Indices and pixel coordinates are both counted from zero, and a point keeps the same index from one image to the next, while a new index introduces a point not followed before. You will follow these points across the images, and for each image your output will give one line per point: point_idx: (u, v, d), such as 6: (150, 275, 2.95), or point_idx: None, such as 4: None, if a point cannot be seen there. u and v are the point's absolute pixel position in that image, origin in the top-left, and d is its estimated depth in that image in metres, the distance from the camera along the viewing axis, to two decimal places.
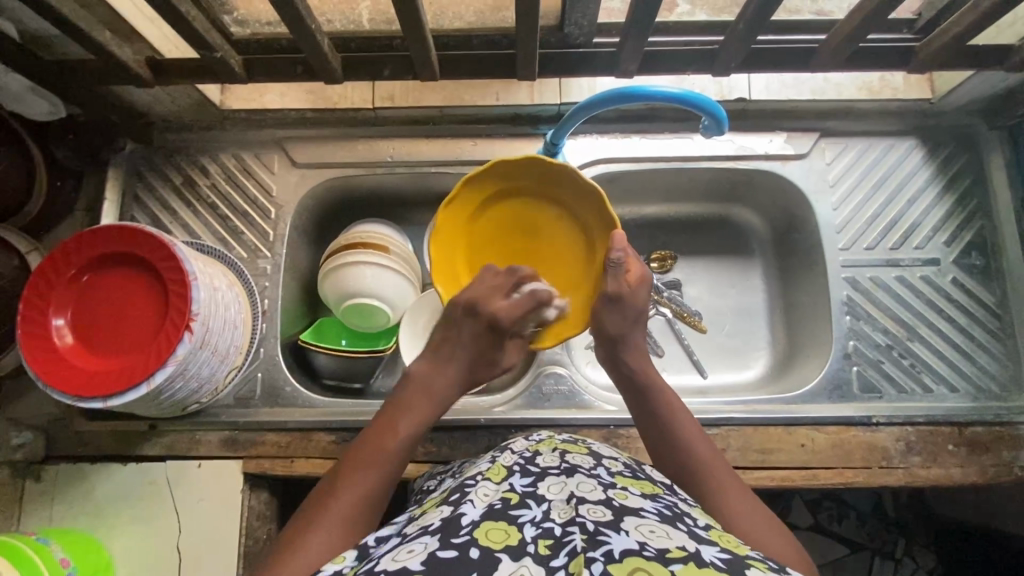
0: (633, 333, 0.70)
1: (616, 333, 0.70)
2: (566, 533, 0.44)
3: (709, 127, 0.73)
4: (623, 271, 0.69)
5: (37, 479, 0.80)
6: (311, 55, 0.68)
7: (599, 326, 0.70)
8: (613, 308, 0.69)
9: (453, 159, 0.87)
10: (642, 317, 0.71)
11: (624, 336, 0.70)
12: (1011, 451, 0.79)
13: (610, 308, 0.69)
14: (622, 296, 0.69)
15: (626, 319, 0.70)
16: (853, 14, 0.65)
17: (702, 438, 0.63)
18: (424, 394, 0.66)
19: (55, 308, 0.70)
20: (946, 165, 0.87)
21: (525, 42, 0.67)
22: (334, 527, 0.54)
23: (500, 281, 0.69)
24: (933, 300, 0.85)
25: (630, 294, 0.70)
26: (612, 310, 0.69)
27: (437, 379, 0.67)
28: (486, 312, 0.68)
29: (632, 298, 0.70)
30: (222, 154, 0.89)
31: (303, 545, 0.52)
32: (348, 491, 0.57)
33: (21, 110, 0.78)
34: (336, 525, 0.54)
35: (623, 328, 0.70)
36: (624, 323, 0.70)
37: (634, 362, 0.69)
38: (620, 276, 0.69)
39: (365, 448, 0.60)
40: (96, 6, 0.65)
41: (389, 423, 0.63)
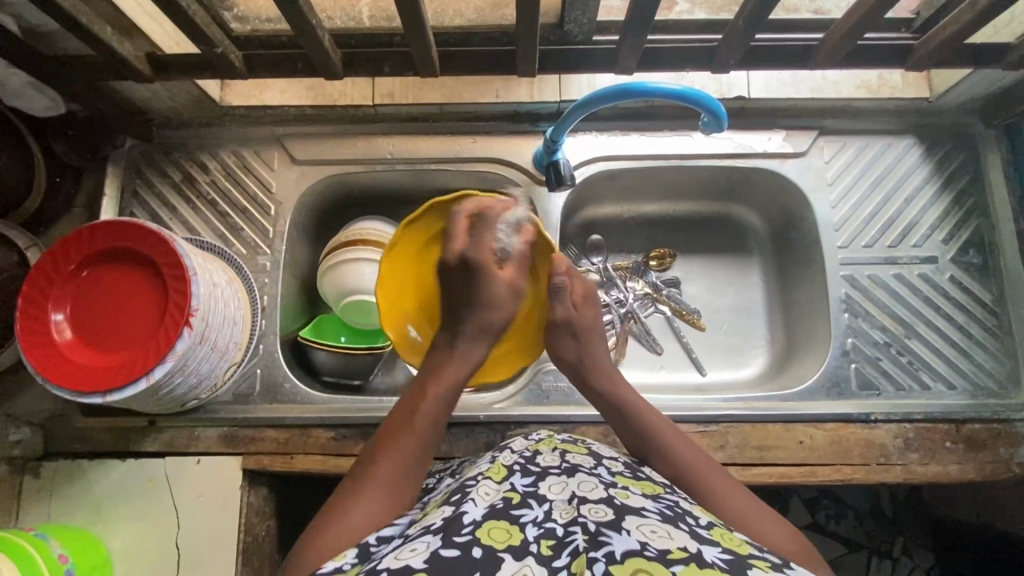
0: (592, 354, 0.71)
1: (576, 358, 0.71)
2: (568, 533, 0.44)
3: (708, 122, 0.73)
4: (568, 296, 0.71)
5: (35, 476, 0.80)
6: (311, 51, 0.68)
7: (557, 356, 0.72)
8: (562, 332, 0.71)
9: (452, 156, 0.88)
10: (596, 335, 0.72)
11: (585, 356, 0.71)
12: (1008, 448, 0.79)
13: (562, 336, 0.71)
14: (571, 320, 0.71)
15: (581, 340, 0.71)
16: (852, 12, 0.66)
17: (688, 443, 0.63)
18: (452, 359, 0.66)
19: (55, 304, 0.70)
20: (944, 164, 0.88)
21: (525, 39, 0.67)
22: (378, 492, 0.56)
23: (456, 222, 0.68)
24: (931, 297, 0.85)
25: (577, 315, 0.71)
26: (562, 334, 0.71)
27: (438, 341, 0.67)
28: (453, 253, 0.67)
29: (579, 317, 0.71)
30: (222, 150, 0.89)
31: (350, 511, 0.54)
32: (389, 459, 0.58)
33: (21, 106, 0.78)
34: (381, 491, 0.56)
35: (581, 351, 0.71)
36: (578, 347, 0.71)
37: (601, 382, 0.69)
38: (566, 301, 0.71)
39: (400, 417, 0.61)
40: (98, 1, 0.65)
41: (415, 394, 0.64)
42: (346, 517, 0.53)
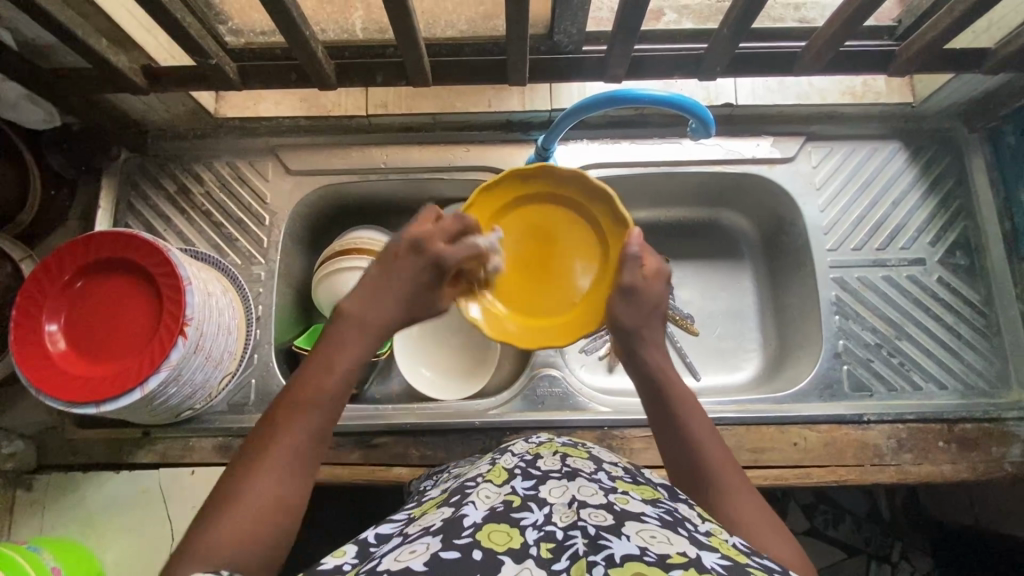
0: (648, 329, 0.66)
1: (633, 326, 0.66)
2: (568, 536, 0.44)
3: (697, 129, 0.74)
4: (640, 264, 0.67)
5: (28, 489, 0.79)
6: (305, 62, 0.69)
7: (614, 321, 0.66)
8: (626, 297, 0.66)
9: (445, 165, 0.89)
10: (657, 313, 0.67)
11: (643, 326, 0.66)
12: (1000, 447, 0.80)
13: (623, 304, 0.66)
14: (636, 287, 0.66)
15: (642, 310, 0.66)
16: (832, 20, 0.67)
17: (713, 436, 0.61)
18: (359, 330, 0.59)
19: (48, 314, 0.70)
20: (929, 167, 0.89)
21: (515, 49, 0.69)
22: (274, 471, 0.51)
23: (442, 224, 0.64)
24: (920, 299, 0.86)
25: (644, 286, 0.66)
26: (625, 301, 0.66)
27: (370, 312, 0.60)
28: (433, 250, 0.62)
29: (645, 289, 0.66)
30: (216, 162, 0.90)
31: (241, 492, 0.50)
32: (286, 435, 0.53)
33: (16, 119, 0.79)
34: (279, 468, 0.51)
35: (638, 321, 0.66)
36: (638, 316, 0.66)
37: (649, 355, 0.65)
38: (636, 270, 0.66)
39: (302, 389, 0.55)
40: (95, 15, 0.66)
41: (319, 366, 0.56)
42: (239, 498, 0.49)
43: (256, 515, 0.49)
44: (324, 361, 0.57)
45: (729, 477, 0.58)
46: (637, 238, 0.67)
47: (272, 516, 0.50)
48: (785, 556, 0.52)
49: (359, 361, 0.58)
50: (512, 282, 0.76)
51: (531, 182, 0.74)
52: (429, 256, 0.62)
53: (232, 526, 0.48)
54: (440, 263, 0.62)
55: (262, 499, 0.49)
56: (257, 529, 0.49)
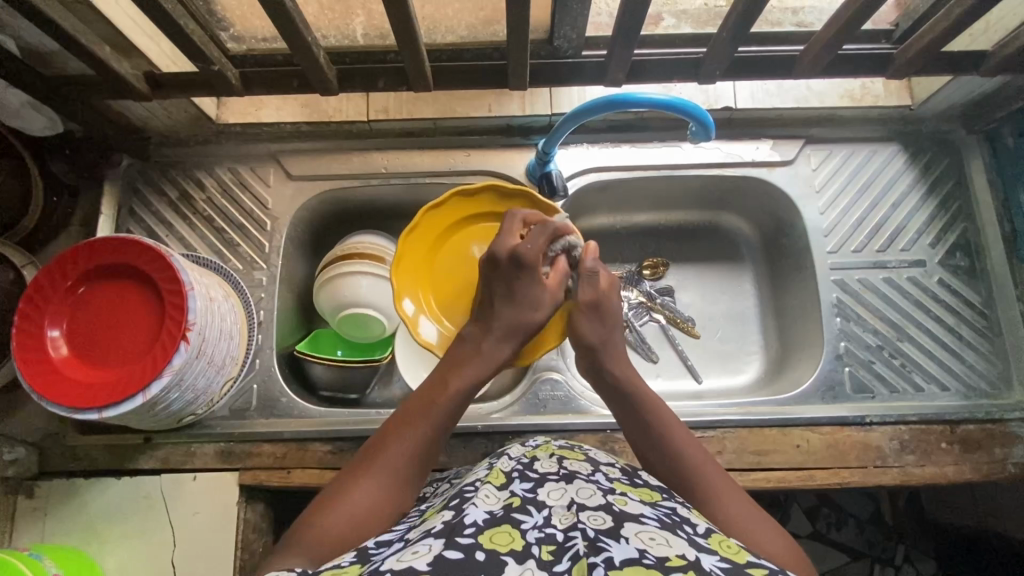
0: (613, 340, 0.67)
1: (598, 341, 0.66)
2: (569, 537, 0.44)
3: (696, 132, 0.74)
4: (596, 280, 0.67)
5: (29, 496, 0.79)
6: (307, 67, 0.69)
7: (578, 336, 0.67)
8: (590, 313, 0.66)
9: (446, 170, 0.89)
10: (619, 325, 0.68)
11: (606, 340, 0.67)
12: (1003, 448, 0.80)
13: (590, 317, 0.66)
14: (599, 302, 0.66)
15: (605, 323, 0.67)
16: (830, 23, 0.68)
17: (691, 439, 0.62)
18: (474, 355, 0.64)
19: (51, 320, 0.70)
20: (928, 169, 0.90)
21: (516, 54, 0.69)
22: (380, 475, 0.55)
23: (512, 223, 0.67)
24: (921, 301, 0.86)
25: (605, 299, 0.67)
26: (590, 316, 0.66)
27: (484, 341, 0.64)
28: (504, 249, 0.64)
29: (607, 300, 0.67)
30: (218, 168, 0.90)
31: (352, 489, 0.54)
32: (398, 443, 0.58)
33: (20, 125, 0.79)
34: (384, 474, 0.56)
35: (604, 335, 0.66)
36: (603, 328, 0.66)
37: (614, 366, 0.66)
38: (596, 285, 0.67)
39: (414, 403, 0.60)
40: (97, 22, 0.67)
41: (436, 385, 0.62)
42: (349, 495, 0.54)
43: (362, 515, 0.53)
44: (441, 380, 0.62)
45: (713, 477, 0.58)
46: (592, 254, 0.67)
47: (375, 517, 0.53)
48: (775, 549, 0.53)
49: (471, 387, 0.62)
50: (459, 293, 0.81)
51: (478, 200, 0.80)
52: (504, 256, 0.64)
53: (340, 519, 0.52)
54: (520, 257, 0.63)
55: (368, 500, 0.54)
56: (358, 528, 0.52)
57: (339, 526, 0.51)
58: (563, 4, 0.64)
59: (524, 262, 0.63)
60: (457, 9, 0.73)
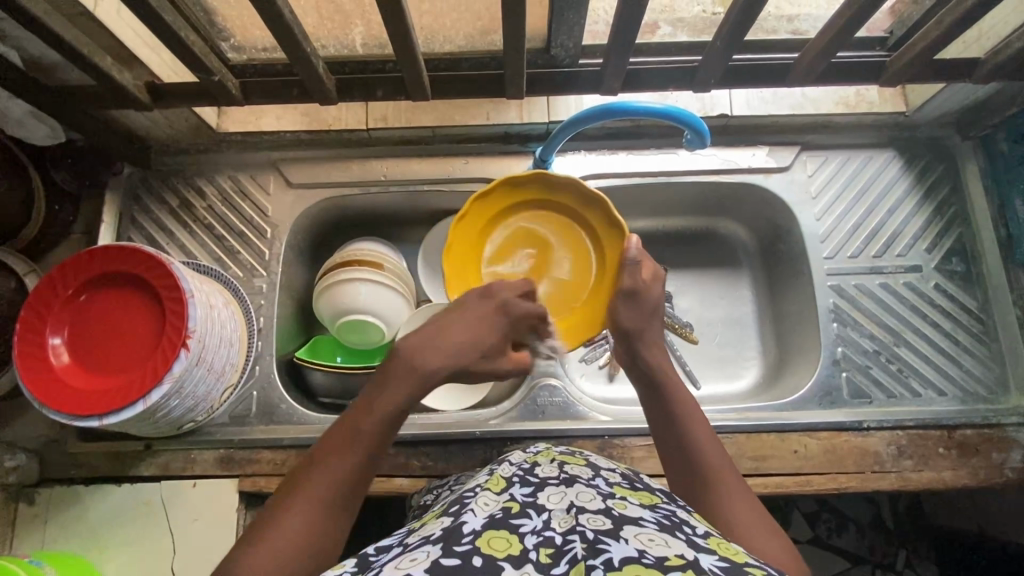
0: (649, 329, 0.68)
1: (634, 327, 0.67)
2: (567, 541, 0.44)
3: (691, 140, 0.75)
4: (640, 270, 0.69)
5: (30, 503, 0.79)
6: (306, 77, 0.70)
7: (615, 321, 0.68)
8: (629, 300, 0.68)
9: (445, 177, 0.90)
10: (656, 315, 0.69)
11: (643, 328, 0.67)
12: (1001, 453, 0.80)
13: (628, 303, 0.68)
14: (638, 291, 0.68)
15: (642, 311, 0.68)
16: (823, 32, 0.69)
17: (713, 439, 0.61)
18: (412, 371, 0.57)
19: (52, 328, 0.71)
20: (924, 175, 0.90)
21: (513, 63, 0.70)
22: (304, 510, 0.50)
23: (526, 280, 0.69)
24: (917, 306, 0.87)
25: (645, 290, 0.68)
26: (628, 304, 0.68)
27: (427, 356, 0.58)
28: (505, 295, 0.65)
29: (647, 291, 0.68)
30: (219, 176, 0.91)
31: (271, 529, 0.49)
32: (325, 473, 0.52)
33: (22, 135, 0.80)
34: (309, 509, 0.51)
35: (641, 323, 0.67)
36: (641, 318, 0.68)
37: (650, 354, 0.66)
38: (637, 273, 0.68)
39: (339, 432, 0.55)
40: (99, 34, 0.68)
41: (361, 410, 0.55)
42: (268, 535, 0.49)
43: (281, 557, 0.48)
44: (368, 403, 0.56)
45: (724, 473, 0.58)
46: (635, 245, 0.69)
47: (298, 560, 0.48)
48: (779, 556, 0.51)
49: (405, 403, 0.56)
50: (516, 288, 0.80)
51: (525, 187, 0.78)
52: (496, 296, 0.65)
53: (249, 568, 0.47)
54: (506, 308, 0.65)
55: (290, 540, 0.48)
56: (279, 573, 0.47)
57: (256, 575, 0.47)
58: (559, 15, 0.65)
59: (511, 314, 0.65)
60: (455, 19, 0.73)
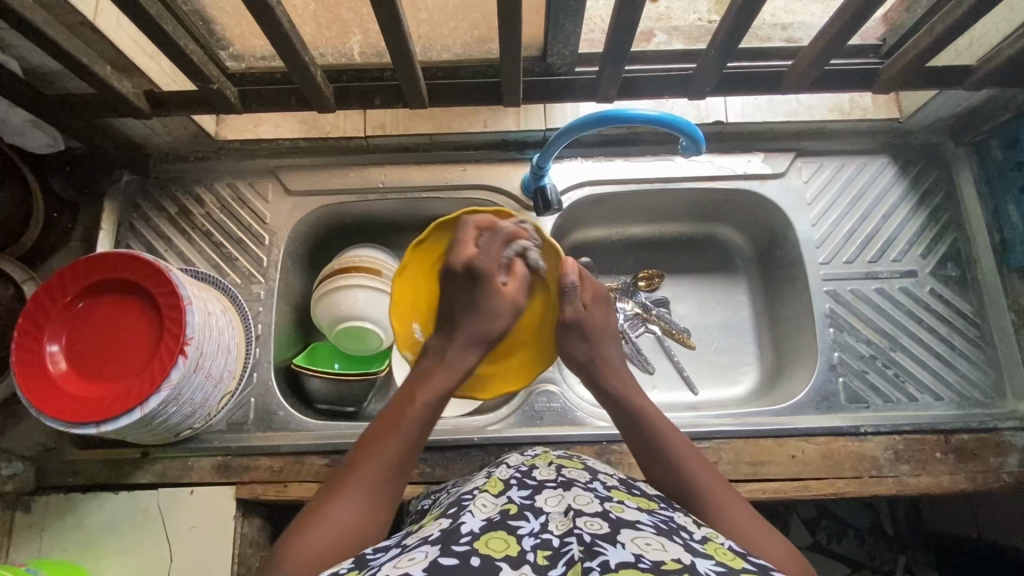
0: (601, 353, 0.69)
1: (586, 359, 0.69)
2: (564, 543, 0.44)
3: (686, 147, 0.76)
4: (578, 297, 0.69)
5: (26, 510, 0.79)
6: (304, 85, 0.71)
7: (569, 356, 0.70)
8: (573, 333, 0.69)
9: (442, 185, 0.90)
10: (607, 335, 0.71)
11: (595, 359, 0.69)
12: (998, 458, 0.80)
13: (571, 332, 0.69)
14: (580, 321, 0.69)
15: (591, 341, 0.69)
16: (816, 40, 0.69)
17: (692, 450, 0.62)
18: (440, 363, 0.63)
19: (50, 335, 0.71)
20: (918, 181, 0.91)
21: (510, 71, 0.71)
22: (354, 494, 0.54)
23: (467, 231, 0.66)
24: (913, 311, 0.87)
25: (586, 316, 0.70)
26: (570, 336, 0.69)
27: (452, 348, 0.64)
28: (459, 261, 0.64)
29: (589, 319, 0.70)
30: (217, 183, 0.91)
31: (325, 512, 0.53)
32: (371, 459, 0.56)
33: (21, 143, 0.80)
34: (359, 494, 0.54)
35: (592, 351, 0.69)
36: (591, 346, 0.69)
37: (610, 380, 0.68)
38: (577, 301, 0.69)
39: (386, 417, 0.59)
40: (99, 43, 0.68)
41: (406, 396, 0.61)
42: (323, 518, 0.52)
43: (335, 537, 0.51)
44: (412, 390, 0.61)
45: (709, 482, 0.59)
46: (572, 268, 0.69)
47: (350, 541, 0.52)
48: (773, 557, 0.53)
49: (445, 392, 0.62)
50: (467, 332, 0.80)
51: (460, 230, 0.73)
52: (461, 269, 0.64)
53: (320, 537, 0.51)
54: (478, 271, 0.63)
55: (342, 522, 0.52)
56: (334, 553, 0.50)
57: (314, 554, 0.50)
58: (555, 23, 0.65)
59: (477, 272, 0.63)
60: (452, 28, 0.74)
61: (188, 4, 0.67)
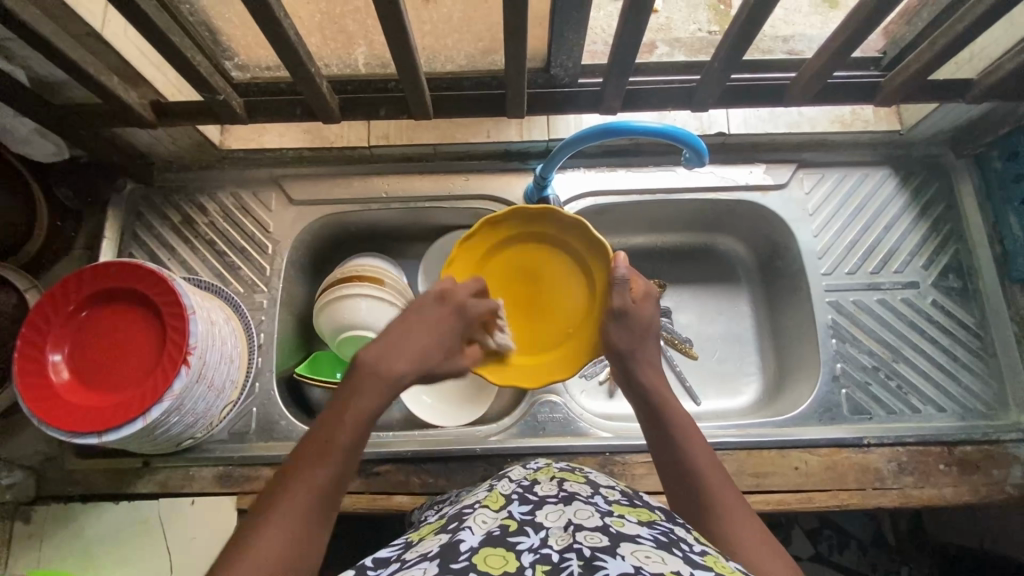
0: (642, 349, 0.70)
1: (628, 348, 0.69)
2: (563, 558, 0.44)
3: (690, 158, 0.76)
4: (629, 288, 0.70)
5: (26, 520, 0.79)
6: (309, 97, 0.71)
7: (608, 342, 0.71)
8: (620, 322, 0.70)
9: (446, 195, 0.91)
10: (651, 333, 0.71)
11: (637, 350, 0.70)
12: (1001, 469, 0.80)
13: (618, 325, 0.70)
14: (628, 310, 0.70)
15: (634, 333, 0.70)
16: (819, 54, 0.70)
17: (709, 452, 0.62)
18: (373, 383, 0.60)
19: (52, 344, 0.71)
20: (919, 192, 0.91)
21: (514, 83, 0.71)
22: (285, 523, 0.51)
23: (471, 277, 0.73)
24: (915, 322, 0.87)
25: (635, 309, 0.71)
26: (620, 325, 0.70)
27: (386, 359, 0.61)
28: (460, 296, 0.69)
29: (637, 312, 0.70)
30: (220, 192, 0.91)
31: (250, 545, 0.49)
32: (297, 484, 0.53)
33: (27, 151, 0.80)
34: (287, 519, 0.51)
35: (634, 344, 0.69)
36: (634, 337, 0.70)
37: (645, 376, 0.68)
38: (627, 293, 0.70)
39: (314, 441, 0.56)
40: (105, 54, 0.68)
41: (337, 414, 0.58)
42: (251, 549, 0.49)
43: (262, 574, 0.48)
44: (344, 407, 0.58)
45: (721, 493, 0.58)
46: (623, 263, 0.70)
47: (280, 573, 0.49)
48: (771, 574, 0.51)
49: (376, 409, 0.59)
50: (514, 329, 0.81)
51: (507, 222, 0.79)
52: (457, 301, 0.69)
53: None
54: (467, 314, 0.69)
55: (271, 552, 0.49)
56: None
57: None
58: (559, 35, 0.66)
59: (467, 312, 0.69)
60: (456, 40, 0.74)
61: (195, 15, 0.67)
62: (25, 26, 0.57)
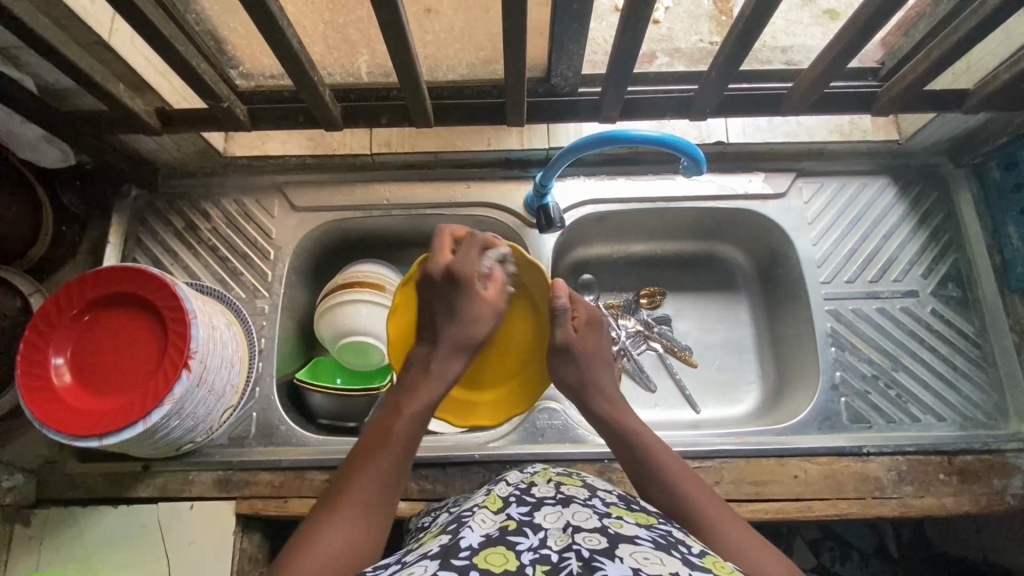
0: (594, 378, 0.72)
1: (578, 384, 0.72)
2: (563, 558, 0.44)
3: (687, 167, 0.77)
4: (570, 320, 0.72)
5: (25, 524, 0.79)
6: (312, 104, 0.72)
7: (560, 381, 0.73)
8: (565, 358, 0.72)
9: (448, 202, 0.91)
10: (597, 359, 0.73)
11: (586, 383, 0.72)
12: (1001, 479, 0.80)
13: (561, 360, 0.72)
14: (571, 344, 0.72)
15: (581, 365, 0.72)
16: (815, 64, 0.71)
17: (661, 442, 0.65)
18: (424, 377, 0.67)
19: (55, 347, 0.72)
20: (918, 202, 0.92)
21: (514, 93, 0.72)
22: (352, 509, 0.56)
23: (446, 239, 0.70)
24: (914, 331, 0.87)
25: (579, 339, 0.73)
26: (564, 361, 0.72)
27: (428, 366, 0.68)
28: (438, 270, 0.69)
29: (581, 342, 0.73)
30: (224, 199, 0.92)
31: (318, 532, 0.54)
32: (357, 479, 0.58)
33: (33, 158, 0.82)
34: (354, 505, 0.57)
35: (582, 376, 0.72)
36: (582, 370, 0.72)
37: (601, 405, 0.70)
38: (569, 325, 0.72)
39: (376, 431, 0.63)
40: (111, 62, 0.70)
41: (396, 405, 0.65)
42: (317, 538, 0.54)
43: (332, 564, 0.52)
44: (399, 401, 0.65)
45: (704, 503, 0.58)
46: (561, 290, 0.72)
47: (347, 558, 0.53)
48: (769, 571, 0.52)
49: (429, 402, 0.65)
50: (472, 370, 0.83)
51: None
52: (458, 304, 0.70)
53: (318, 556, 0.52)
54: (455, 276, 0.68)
55: (339, 538, 0.54)
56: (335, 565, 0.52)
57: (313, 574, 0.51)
58: (558, 45, 0.67)
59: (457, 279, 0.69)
60: (458, 49, 0.75)
61: (201, 24, 0.69)
62: (32, 35, 0.58)
